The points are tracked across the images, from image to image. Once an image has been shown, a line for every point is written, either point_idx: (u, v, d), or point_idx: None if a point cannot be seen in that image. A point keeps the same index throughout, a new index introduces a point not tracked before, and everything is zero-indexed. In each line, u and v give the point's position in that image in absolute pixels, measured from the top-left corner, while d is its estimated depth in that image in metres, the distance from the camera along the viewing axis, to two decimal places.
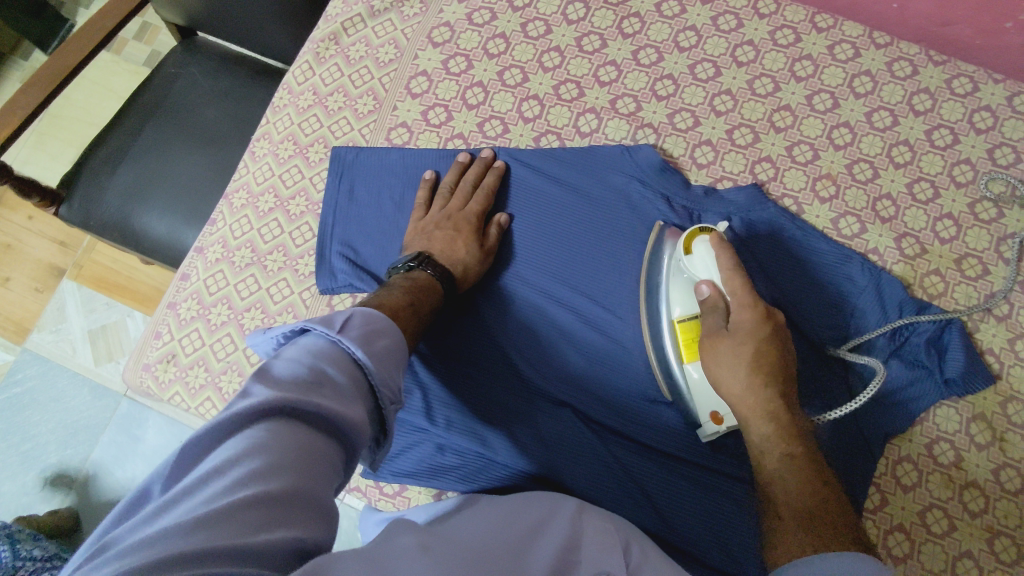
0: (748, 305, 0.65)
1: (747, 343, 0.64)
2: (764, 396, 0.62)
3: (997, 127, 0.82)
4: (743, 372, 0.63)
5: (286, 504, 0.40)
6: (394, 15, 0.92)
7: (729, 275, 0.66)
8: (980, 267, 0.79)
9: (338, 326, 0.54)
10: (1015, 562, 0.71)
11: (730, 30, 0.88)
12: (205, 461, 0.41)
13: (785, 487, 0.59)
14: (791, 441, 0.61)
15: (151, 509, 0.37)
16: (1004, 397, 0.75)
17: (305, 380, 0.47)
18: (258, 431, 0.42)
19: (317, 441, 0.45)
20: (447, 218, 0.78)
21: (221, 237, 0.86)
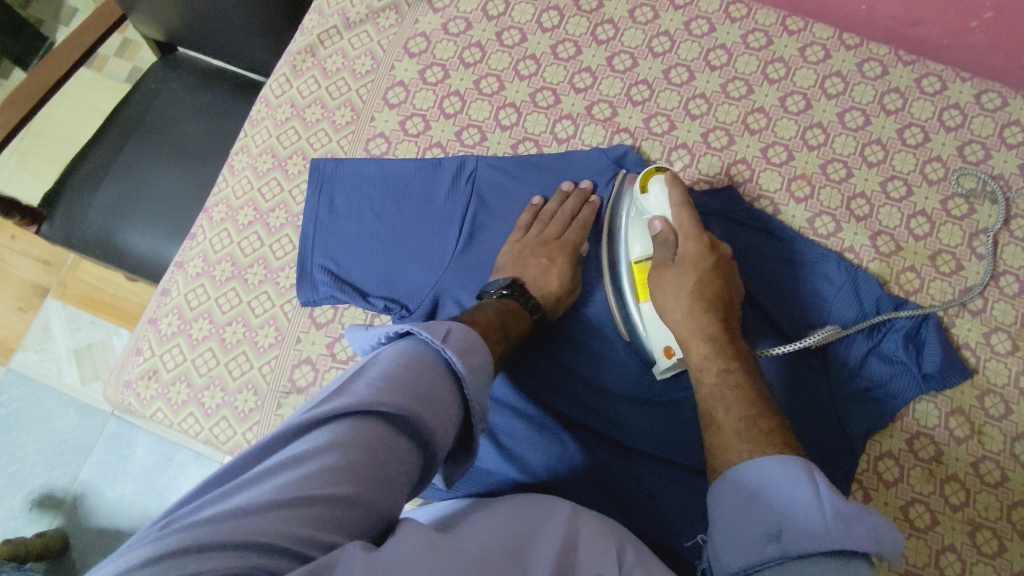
0: (693, 236, 0.71)
1: (692, 272, 0.70)
2: (704, 321, 0.68)
3: (967, 124, 0.83)
4: (688, 296, 0.69)
5: (346, 506, 0.44)
6: (369, 26, 0.92)
7: (679, 211, 0.72)
8: (954, 263, 0.80)
9: (441, 336, 0.58)
10: (997, 554, 0.71)
11: (702, 34, 0.89)
12: (289, 446, 0.47)
13: (722, 406, 0.62)
14: (730, 361, 0.65)
15: (238, 482, 0.44)
16: (981, 390, 0.76)
17: (398, 384, 0.52)
18: (341, 429, 0.48)
19: (392, 448, 0.49)
20: (544, 246, 0.77)
21: (201, 251, 0.86)
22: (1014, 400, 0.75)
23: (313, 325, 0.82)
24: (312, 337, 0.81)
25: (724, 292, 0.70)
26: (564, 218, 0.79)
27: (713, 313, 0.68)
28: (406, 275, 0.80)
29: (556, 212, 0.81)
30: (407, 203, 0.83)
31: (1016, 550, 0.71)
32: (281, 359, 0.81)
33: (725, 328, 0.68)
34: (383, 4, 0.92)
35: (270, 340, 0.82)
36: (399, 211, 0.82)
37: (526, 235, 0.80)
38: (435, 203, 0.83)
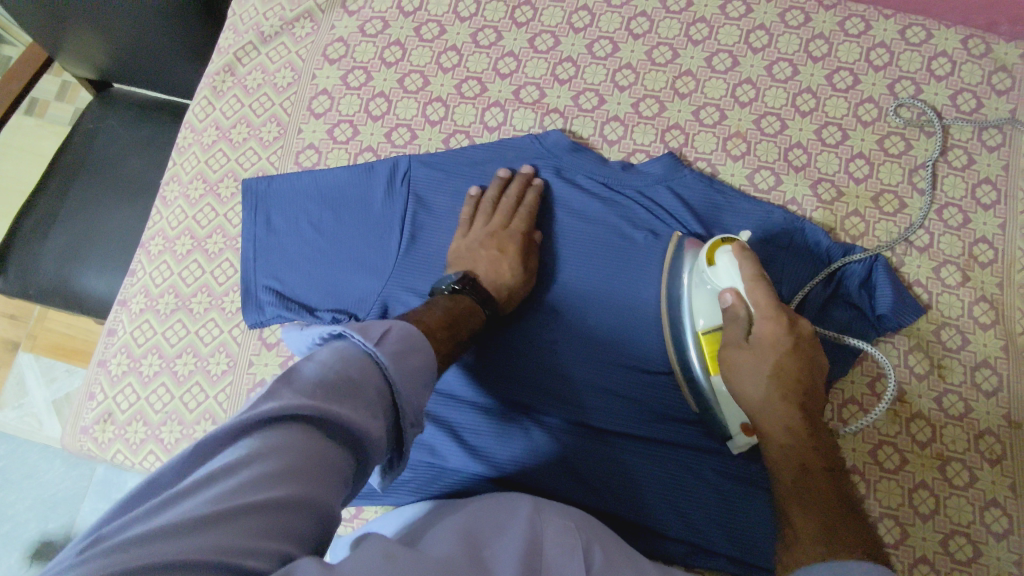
0: (771, 316, 0.63)
1: (769, 356, 0.63)
2: (784, 412, 0.62)
3: (894, 61, 0.83)
4: (767, 382, 0.63)
5: (285, 514, 0.41)
6: (286, 38, 0.91)
7: (752, 287, 0.64)
8: (897, 202, 0.79)
9: (374, 337, 0.54)
10: (969, 485, 0.71)
11: (621, 4, 0.88)
12: (215, 458, 0.42)
13: (800, 506, 0.58)
14: (812, 451, 0.60)
15: (162, 500, 0.39)
16: (937, 324, 0.76)
17: (333, 390, 0.48)
18: (276, 436, 0.44)
19: (330, 454, 0.46)
20: (492, 238, 0.76)
21: (142, 287, 0.85)
22: (970, 330, 0.75)
23: (263, 346, 0.82)
24: (264, 359, 0.81)
25: (807, 375, 0.63)
26: (508, 207, 0.78)
27: (795, 401, 0.62)
28: (352, 286, 0.79)
29: (499, 202, 0.79)
30: (344, 213, 0.80)
31: (987, 479, 0.71)
32: (235, 385, 0.80)
33: (808, 423, 0.62)
34: (297, 13, 0.91)
35: (222, 367, 0.81)
36: (337, 221, 0.80)
37: (471, 228, 0.78)
38: (372, 209, 0.81)
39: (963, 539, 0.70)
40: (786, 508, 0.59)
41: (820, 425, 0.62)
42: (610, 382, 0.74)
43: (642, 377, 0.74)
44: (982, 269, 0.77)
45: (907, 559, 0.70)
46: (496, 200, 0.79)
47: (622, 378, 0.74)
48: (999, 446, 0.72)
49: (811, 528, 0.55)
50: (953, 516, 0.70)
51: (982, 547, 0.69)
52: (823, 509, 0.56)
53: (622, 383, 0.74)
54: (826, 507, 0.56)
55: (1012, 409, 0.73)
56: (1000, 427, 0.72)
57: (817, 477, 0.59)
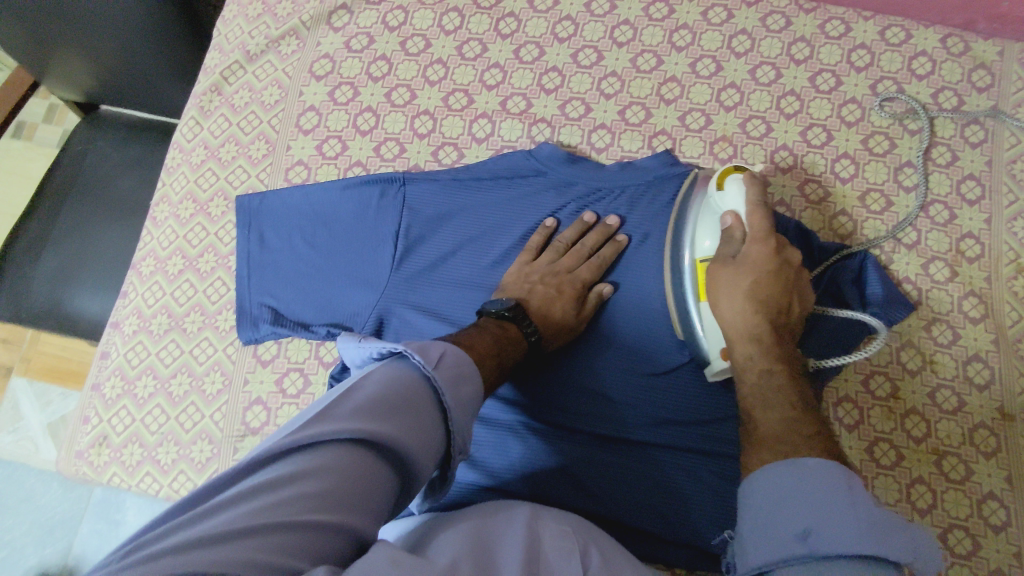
0: (761, 238, 0.66)
1: (750, 274, 0.66)
2: (753, 322, 0.64)
3: (875, 62, 0.84)
4: (742, 298, 0.65)
5: (319, 533, 0.41)
6: (272, 56, 0.91)
7: (753, 210, 0.67)
8: (883, 200, 0.80)
9: (433, 360, 0.53)
10: (966, 479, 0.71)
11: (604, 13, 0.88)
12: (264, 470, 0.43)
13: (761, 406, 0.59)
14: (774, 362, 0.62)
15: (208, 506, 0.40)
16: (927, 320, 0.76)
17: (385, 410, 0.48)
18: (318, 456, 0.44)
19: (372, 476, 0.46)
20: (554, 276, 0.75)
21: (135, 308, 0.84)
22: (960, 324, 0.76)
23: (258, 364, 0.82)
24: (259, 376, 0.81)
25: (783, 296, 0.65)
26: (581, 249, 0.76)
27: (765, 315, 0.65)
28: (345, 300, 0.79)
29: (574, 244, 0.77)
30: (337, 228, 0.80)
31: (983, 472, 0.72)
32: (231, 404, 0.80)
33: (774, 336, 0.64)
34: (282, 31, 0.91)
35: (217, 386, 0.81)
36: (330, 236, 0.79)
37: (537, 261, 0.77)
38: (366, 223, 0.80)
39: (961, 532, 0.70)
40: (747, 410, 0.61)
41: (785, 342, 0.65)
42: (607, 389, 0.74)
43: (641, 383, 0.73)
44: (969, 264, 0.78)
45: None
46: (571, 242, 0.77)
47: (618, 384, 0.73)
48: (993, 439, 0.72)
49: (773, 427, 0.56)
50: (950, 510, 0.71)
51: (981, 540, 0.69)
52: (784, 410, 0.58)
53: (621, 390, 0.73)
54: (785, 408, 0.58)
55: (1004, 401, 0.73)
56: (994, 420, 0.73)
57: (778, 381, 0.61)
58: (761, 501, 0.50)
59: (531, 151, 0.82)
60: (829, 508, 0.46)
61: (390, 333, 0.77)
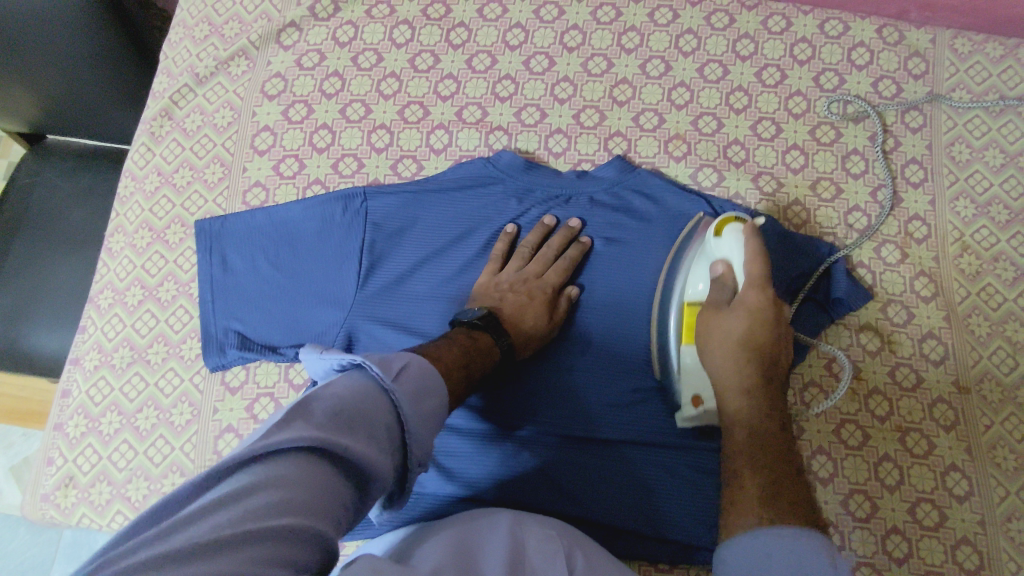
0: (757, 287, 0.65)
1: (743, 324, 0.64)
2: (745, 374, 0.62)
3: (817, 54, 0.86)
4: (735, 351, 0.64)
5: (291, 542, 0.40)
6: (222, 77, 0.90)
7: (752, 262, 0.65)
8: (834, 188, 0.83)
9: (394, 372, 0.53)
10: (929, 452, 0.74)
11: (553, 19, 0.90)
12: (225, 480, 0.41)
13: (749, 467, 0.56)
14: (765, 417, 0.60)
15: (172, 522, 0.38)
16: (883, 302, 0.79)
17: (348, 421, 0.47)
18: (283, 467, 0.43)
19: (338, 484, 0.45)
20: (524, 282, 0.75)
21: (95, 342, 0.82)
22: (914, 304, 0.79)
23: (226, 391, 0.80)
24: (229, 404, 0.79)
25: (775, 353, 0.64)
26: (547, 255, 0.77)
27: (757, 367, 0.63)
28: (312, 320, 0.78)
29: (540, 250, 0.78)
30: (300, 247, 0.79)
31: (945, 445, 0.74)
32: (201, 434, 0.79)
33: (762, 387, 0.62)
34: (231, 53, 0.90)
35: (186, 418, 0.79)
36: (294, 256, 0.79)
37: (505, 268, 0.77)
38: (330, 239, 0.79)
39: (928, 505, 0.72)
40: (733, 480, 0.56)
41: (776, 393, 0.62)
42: (578, 391, 0.74)
43: (612, 382, 0.74)
44: (919, 245, 0.80)
45: (879, 532, 0.72)
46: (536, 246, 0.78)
47: (588, 386, 0.74)
48: (952, 412, 0.75)
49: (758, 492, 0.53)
50: (916, 484, 0.73)
51: (947, 511, 0.72)
52: (771, 478, 0.54)
53: (590, 392, 0.74)
54: (776, 478, 0.54)
55: (960, 374, 0.76)
56: (951, 394, 0.76)
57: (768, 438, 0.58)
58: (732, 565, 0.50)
59: (493, 158, 0.82)
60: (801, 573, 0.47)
61: (360, 350, 0.77)
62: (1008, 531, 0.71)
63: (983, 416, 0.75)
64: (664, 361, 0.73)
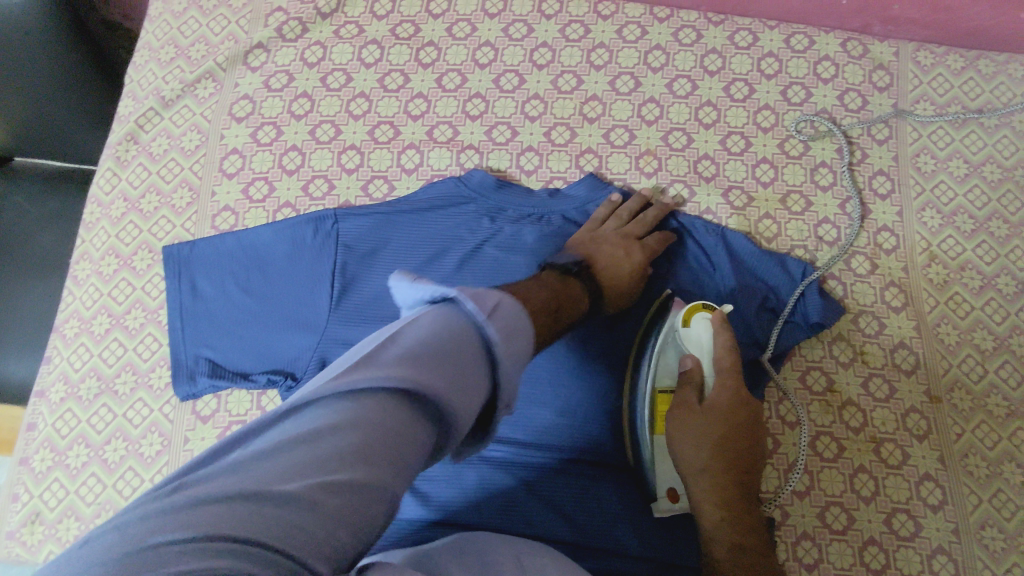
0: (728, 385, 0.69)
1: (720, 424, 0.67)
2: (722, 478, 0.66)
3: (783, 69, 0.87)
4: (711, 451, 0.67)
5: (359, 495, 0.36)
6: (188, 100, 0.89)
7: (725, 353, 0.70)
8: (803, 201, 0.83)
9: (487, 307, 0.47)
10: (903, 463, 0.75)
11: (522, 37, 0.90)
12: (300, 417, 0.38)
13: None
14: (740, 525, 0.65)
15: (244, 458, 0.36)
16: (854, 313, 0.80)
17: (433, 359, 0.42)
18: (359, 407, 0.38)
19: (417, 430, 0.40)
20: (622, 240, 0.77)
21: (60, 374, 0.81)
22: (884, 315, 0.79)
23: (198, 420, 0.79)
24: (200, 433, 0.78)
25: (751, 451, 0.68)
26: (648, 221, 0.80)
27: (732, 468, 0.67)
28: (283, 345, 0.77)
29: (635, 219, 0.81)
30: (271, 270, 0.78)
31: (918, 455, 0.75)
32: (172, 465, 0.77)
33: (741, 492, 0.66)
34: (197, 75, 0.89)
35: (156, 448, 0.78)
36: (265, 280, 0.78)
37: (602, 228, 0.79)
38: (300, 263, 0.78)
39: (904, 516, 0.73)
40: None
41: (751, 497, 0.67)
42: (554, 410, 0.73)
43: (589, 401, 0.73)
44: (888, 256, 0.81)
45: (855, 544, 0.72)
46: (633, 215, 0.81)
47: (566, 405, 0.73)
48: (924, 422, 0.76)
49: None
50: (891, 494, 0.74)
51: (922, 521, 0.73)
52: None
53: (567, 411, 0.73)
54: None
55: (931, 384, 0.77)
56: (923, 404, 0.76)
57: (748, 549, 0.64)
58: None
59: (466, 178, 0.82)
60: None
61: None
62: (982, 539, 0.72)
63: (954, 425, 0.76)
64: (636, 452, 0.71)
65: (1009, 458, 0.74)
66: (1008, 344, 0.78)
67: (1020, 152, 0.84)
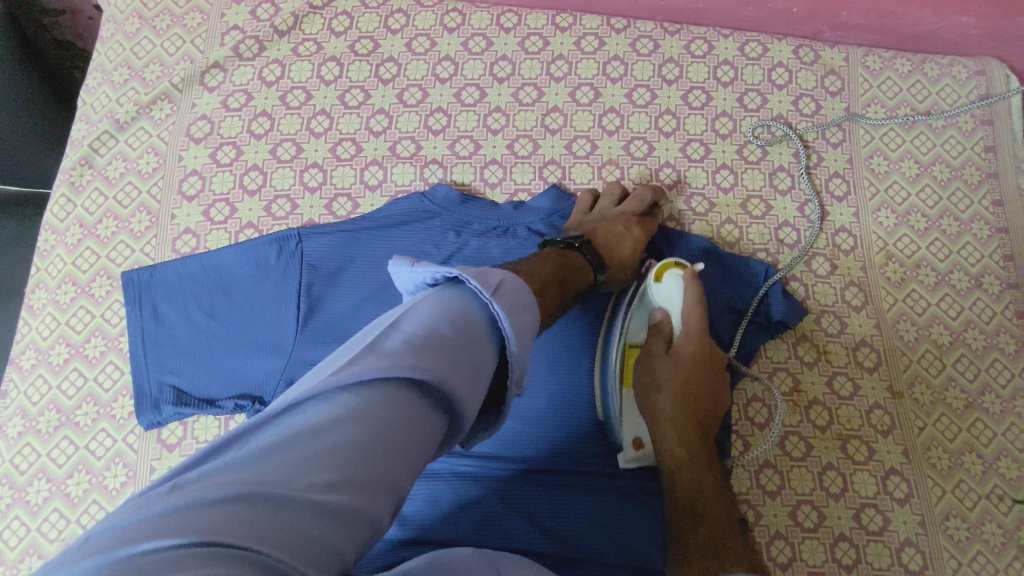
0: (693, 336, 0.72)
1: (682, 369, 0.72)
2: (682, 416, 0.71)
3: (739, 76, 0.89)
4: (674, 394, 0.71)
5: (366, 489, 0.36)
6: (144, 122, 0.87)
7: (690, 307, 0.72)
8: (764, 205, 0.85)
9: (490, 291, 0.48)
10: (869, 458, 0.76)
11: (482, 50, 0.90)
12: (305, 410, 0.38)
13: (693, 513, 0.66)
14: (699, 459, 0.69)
15: (251, 451, 0.35)
16: (817, 313, 0.81)
17: (435, 351, 0.42)
18: (365, 400, 0.39)
19: (421, 420, 0.41)
20: (612, 224, 0.78)
21: (18, 407, 0.78)
22: (846, 314, 0.81)
23: (164, 449, 0.77)
24: (166, 462, 0.76)
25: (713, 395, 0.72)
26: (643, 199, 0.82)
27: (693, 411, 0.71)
28: (250, 368, 0.75)
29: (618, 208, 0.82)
30: (234, 293, 0.77)
31: (883, 450, 0.76)
32: None
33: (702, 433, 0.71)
34: (152, 96, 0.88)
35: (121, 480, 0.76)
36: (229, 303, 0.76)
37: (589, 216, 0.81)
38: (264, 284, 0.77)
39: (872, 510, 0.74)
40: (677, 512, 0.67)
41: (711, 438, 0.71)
42: (528, 421, 0.74)
43: (561, 411, 0.74)
44: (846, 256, 0.83)
45: (827, 540, 0.74)
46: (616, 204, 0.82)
47: (539, 415, 0.74)
48: (888, 417, 0.78)
49: (702, 537, 0.63)
50: (859, 490, 0.75)
51: (890, 515, 0.74)
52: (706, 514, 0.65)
53: (541, 422, 0.74)
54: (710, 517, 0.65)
55: (892, 380, 0.79)
56: (886, 400, 0.78)
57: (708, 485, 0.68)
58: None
59: (431, 193, 0.82)
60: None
61: None
62: (948, 530, 0.73)
63: (916, 419, 0.77)
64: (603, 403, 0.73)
65: (969, 449, 0.76)
66: (964, 338, 0.80)
67: (967, 151, 0.86)
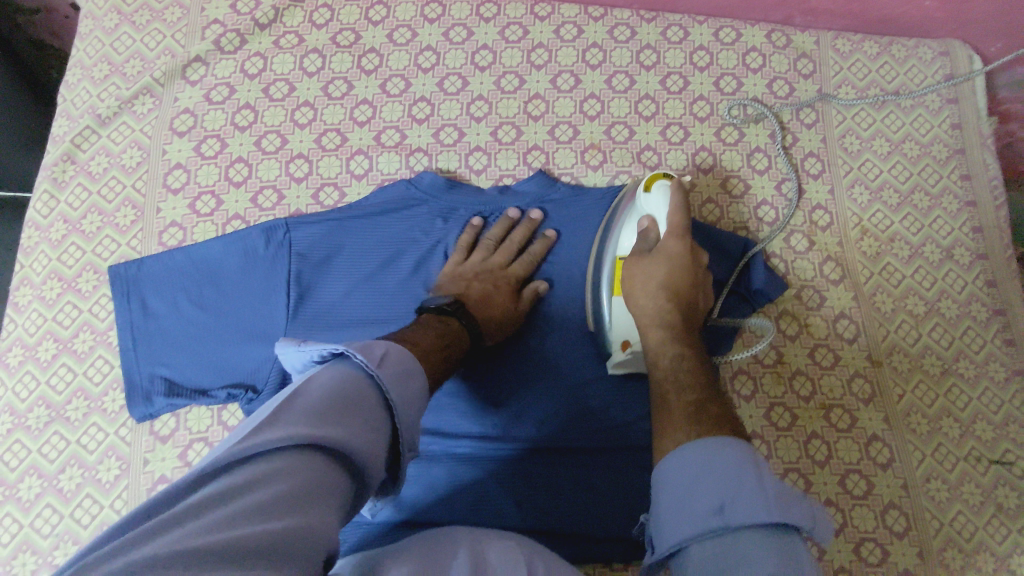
0: (676, 233, 0.70)
1: (665, 263, 0.68)
2: (664, 307, 0.67)
3: (714, 60, 0.91)
4: (656, 286, 0.68)
5: (286, 540, 0.38)
6: (127, 117, 0.87)
7: (674, 213, 0.70)
8: (742, 185, 0.87)
9: (376, 360, 0.51)
10: (852, 425, 0.79)
11: (463, 40, 0.91)
12: (212, 482, 0.39)
13: (674, 389, 0.59)
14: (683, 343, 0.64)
15: (161, 523, 0.36)
16: (797, 288, 0.84)
17: (333, 414, 0.45)
18: (270, 467, 0.41)
19: (328, 479, 0.43)
20: (489, 273, 0.77)
21: (6, 405, 0.78)
22: (824, 288, 0.84)
23: (156, 441, 0.77)
24: (160, 453, 0.76)
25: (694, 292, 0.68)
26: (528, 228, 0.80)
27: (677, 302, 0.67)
28: (242, 357, 0.76)
29: (502, 242, 0.80)
30: (223, 283, 0.77)
31: (865, 416, 0.79)
32: (132, 488, 0.75)
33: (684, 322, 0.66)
34: (134, 91, 0.87)
35: (114, 473, 0.76)
36: (218, 294, 0.77)
37: (468, 261, 0.79)
38: (253, 274, 0.77)
39: (857, 475, 0.77)
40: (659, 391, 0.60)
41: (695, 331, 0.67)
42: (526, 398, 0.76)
43: (557, 388, 0.76)
44: (823, 232, 0.86)
45: None
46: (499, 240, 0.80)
47: (535, 393, 0.76)
48: (868, 386, 0.80)
49: (685, 403, 0.56)
50: (843, 457, 0.78)
51: (874, 479, 0.77)
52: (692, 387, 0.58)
53: (539, 399, 0.75)
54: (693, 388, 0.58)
55: (872, 349, 0.81)
56: (866, 368, 0.81)
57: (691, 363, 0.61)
58: (664, 493, 0.49)
59: (418, 180, 0.83)
60: (737, 552, 0.43)
61: None
62: (929, 491, 0.76)
63: (895, 386, 0.80)
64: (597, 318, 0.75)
65: (946, 414, 0.79)
66: (938, 307, 0.83)
67: (934, 129, 0.90)
